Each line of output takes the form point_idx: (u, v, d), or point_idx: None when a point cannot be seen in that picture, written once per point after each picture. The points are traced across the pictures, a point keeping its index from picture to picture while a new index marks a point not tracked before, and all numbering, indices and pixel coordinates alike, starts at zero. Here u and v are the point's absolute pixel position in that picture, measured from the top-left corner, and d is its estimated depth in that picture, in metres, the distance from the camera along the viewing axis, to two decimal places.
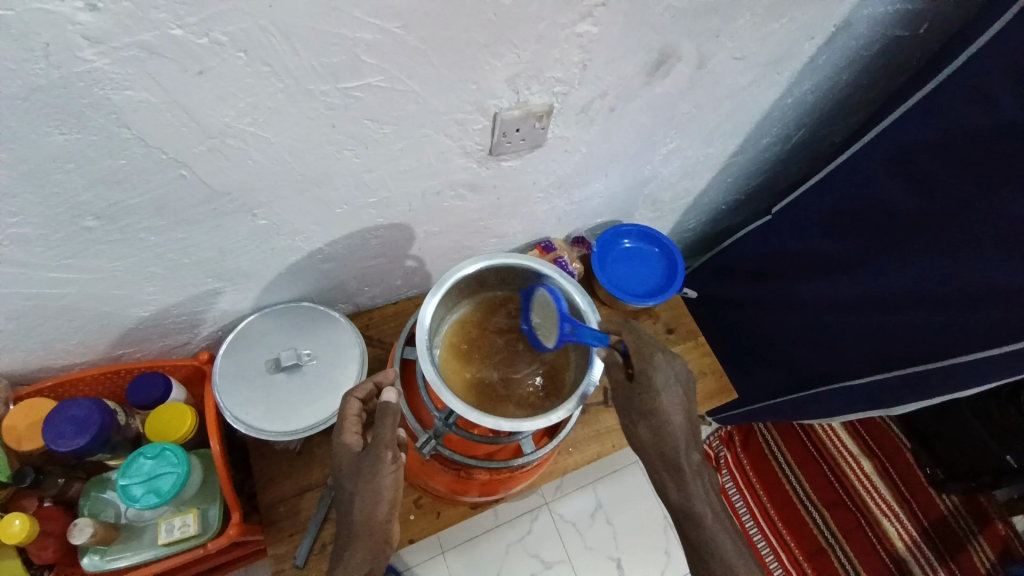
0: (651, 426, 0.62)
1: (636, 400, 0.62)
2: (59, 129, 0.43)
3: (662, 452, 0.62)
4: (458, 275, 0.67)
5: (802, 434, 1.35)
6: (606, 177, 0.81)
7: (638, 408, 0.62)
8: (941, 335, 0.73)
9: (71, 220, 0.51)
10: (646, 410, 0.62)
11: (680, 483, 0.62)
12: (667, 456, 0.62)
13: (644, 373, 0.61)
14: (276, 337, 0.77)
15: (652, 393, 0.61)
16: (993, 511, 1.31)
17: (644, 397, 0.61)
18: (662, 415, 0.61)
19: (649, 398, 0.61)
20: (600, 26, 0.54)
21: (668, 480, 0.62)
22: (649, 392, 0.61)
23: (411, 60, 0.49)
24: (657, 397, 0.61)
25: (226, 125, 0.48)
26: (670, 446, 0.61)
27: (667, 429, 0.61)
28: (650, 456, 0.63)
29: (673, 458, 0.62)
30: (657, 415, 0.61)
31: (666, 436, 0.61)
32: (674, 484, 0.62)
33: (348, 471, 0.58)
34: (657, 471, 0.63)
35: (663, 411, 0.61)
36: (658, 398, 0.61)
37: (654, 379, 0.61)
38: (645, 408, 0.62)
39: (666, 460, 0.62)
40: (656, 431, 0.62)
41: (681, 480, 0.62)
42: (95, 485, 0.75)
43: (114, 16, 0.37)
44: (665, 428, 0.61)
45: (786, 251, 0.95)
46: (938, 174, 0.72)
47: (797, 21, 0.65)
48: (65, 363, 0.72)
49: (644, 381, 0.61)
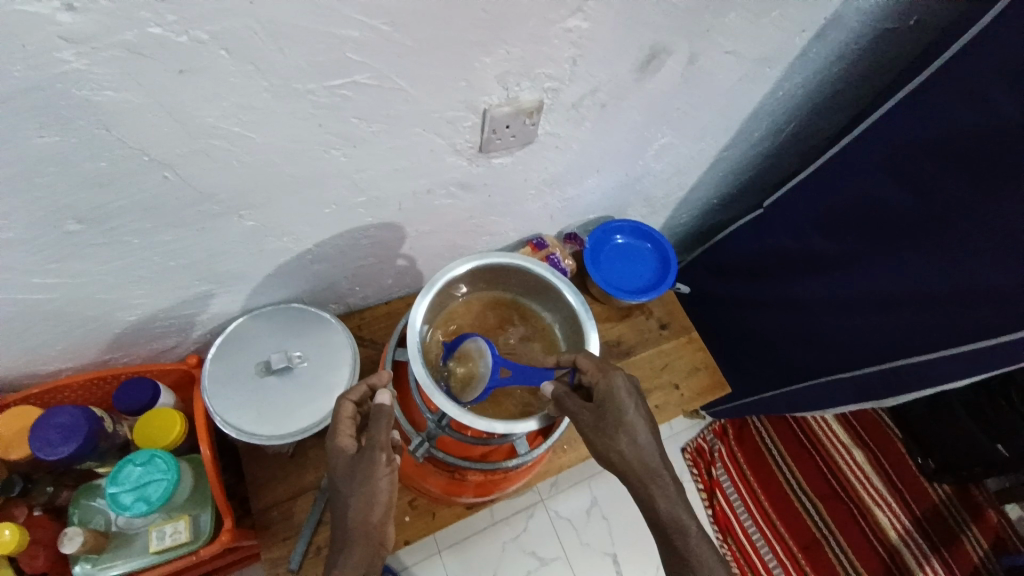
0: (627, 439, 0.58)
1: (605, 417, 0.58)
2: (38, 132, 0.42)
3: (643, 466, 0.57)
4: (449, 275, 0.66)
5: (795, 426, 1.36)
6: (598, 173, 0.81)
7: (610, 426, 0.58)
8: (934, 327, 0.74)
9: (52, 224, 0.50)
10: (620, 425, 0.58)
11: (665, 491, 0.57)
12: (650, 468, 0.57)
13: (609, 389, 0.59)
14: (267, 339, 0.76)
15: (622, 405, 0.58)
16: (983, 501, 1.33)
17: (615, 411, 0.58)
18: (637, 427, 0.58)
19: (621, 410, 0.58)
20: (591, 21, 0.54)
21: (655, 491, 0.57)
22: (619, 406, 0.58)
23: (400, 57, 0.48)
24: (627, 410, 0.58)
25: (211, 125, 0.47)
26: (649, 456, 0.58)
27: (644, 439, 0.58)
28: (633, 474, 0.58)
29: (655, 469, 0.58)
30: (632, 425, 0.58)
31: (644, 448, 0.58)
32: (661, 496, 0.57)
33: (343, 473, 0.57)
34: (643, 487, 0.58)
35: (636, 422, 0.58)
36: (628, 410, 0.58)
37: (622, 393, 0.59)
38: (617, 423, 0.58)
39: (649, 473, 0.57)
40: (634, 445, 0.58)
41: (666, 488, 0.58)
42: (84, 493, 0.73)
43: (92, 15, 0.36)
44: (641, 437, 0.58)
45: (778, 246, 0.95)
46: (929, 168, 0.72)
47: (788, 14, 0.64)
48: (51, 369, 0.71)
49: (610, 397, 0.59)
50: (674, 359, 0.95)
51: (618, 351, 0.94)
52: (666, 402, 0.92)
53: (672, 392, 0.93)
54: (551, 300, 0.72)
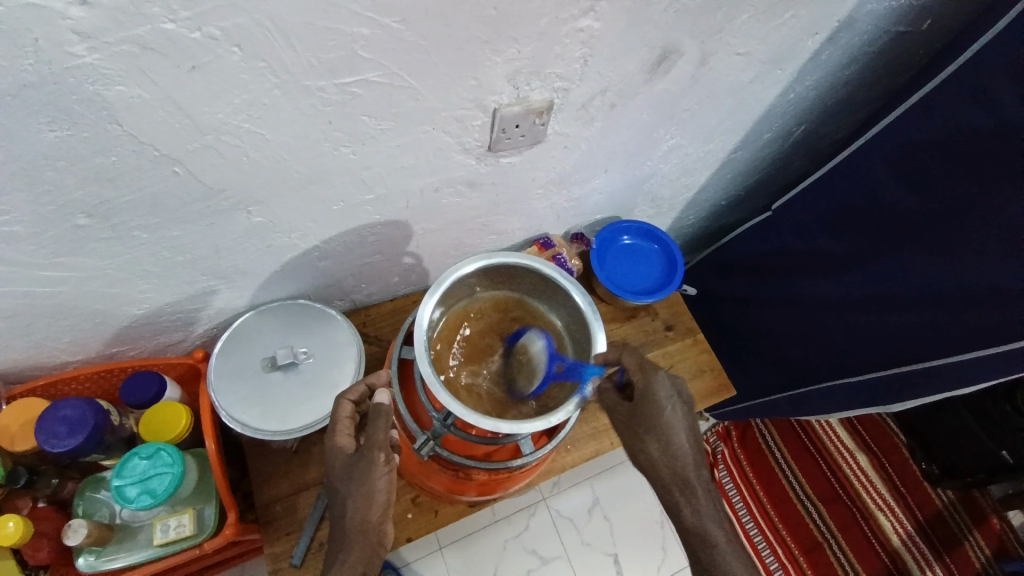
0: (659, 442, 0.60)
1: (641, 419, 0.61)
2: (48, 127, 0.42)
3: (672, 469, 0.61)
4: (456, 274, 0.66)
5: (798, 430, 1.35)
6: (606, 173, 0.81)
7: (645, 428, 0.61)
8: (940, 334, 0.73)
9: (61, 218, 0.50)
10: (654, 428, 0.60)
11: (691, 498, 0.61)
12: (678, 472, 0.61)
13: (647, 390, 0.60)
14: (272, 334, 0.77)
15: (659, 408, 0.60)
16: (987, 507, 1.33)
17: (651, 415, 0.60)
18: (671, 431, 0.60)
19: (656, 413, 0.60)
20: (601, 21, 0.53)
21: (680, 495, 0.61)
22: (654, 408, 0.60)
23: (410, 56, 0.48)
24: (662, 414, 0.60)
25: (221, 121, 0.47)
26: (680, 461, 0.61)
27: (676, 443, 0.60)
28: (661, 474, 0.61)
29: (684, 474, 0.61)
30: (666, 429, 0.60)
31: (675, 453, 0.60)
32: (686, 501, 0.61)
33: (341, 472, 0.57)
34: (670, 490, 0.61)
35: (671, 427, 0.60)
36: (665, 413, 0.60)
37: (659, 396, 0.60)
38: (652, 426, 0.60)
39: (677, 476, 0.61)
40: (665, 448, 0.60)
41: (692, 495, 0.61)
42: (90, 485, 0.74)
43: (104, 11, 0.36)
44: (674, 442, 0.60)
45: (785, 248, 0.95)
46: (940, 173, 0.71)
47: (800, 16, 0.64)
48: (57, 362, 0.71)
49: (648, 399, 0.60)
50: (679, 361, 0.95)
51: None
52: None
53: None
54: (559, 302, 0.72)
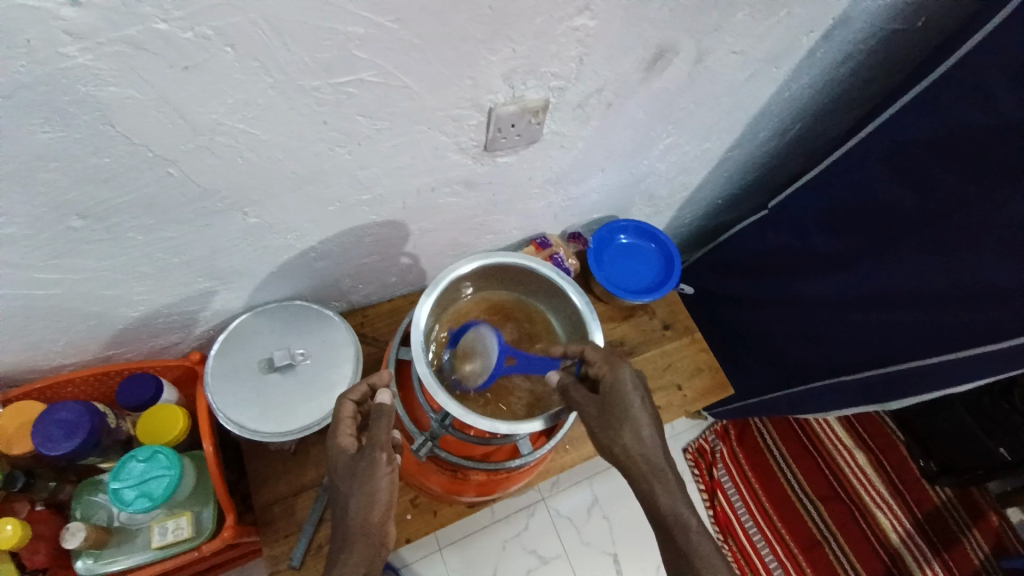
0: (632, 431, 0.59)
1: (610, 409, 0.59)
2: (41, 128, 0.42)
3: (646, 458, 0.59)
4: (453, 274, 0.66)
5: (797, 428, 1.35)
6: (602, 172, 0.80)
7: (616, 418, 0.59)
8: (937, 330, 0.73)
9: (55, 219, 0.50)
10: (625, 418, 0.59)
11: (666, 488, 0.59)
12: (652, 460, 0.59)
13: (616, 381, 0.60)
14: (270, 336, 0.76)
15: (627, 398, 0.60)
16: (985, 504, 1.33)
17: (621, 404, 0.59)
18: (641, 420, 0.59)
19: (627, 402, 0.59)
20: (597, 20, 0.53)
21: (656, 486, 0.59)
22: (624, 397, 0.60)
23: (405, 55, 0.48)
24: (632, 403, 0.60)
25: (215, 121, 0.47)
26: (652, 449, 0.59)
27: (647, 432, 0.59)
28: (636, 467, 0.59)
29: (657, 462, 0.59)
30: (636, 418, 0.59)
31: (647, 443, 0.59)
32: (661, 489, 0.59)
33: (343, 472, 0.57)
34: (644, 481, 0.59)
35: (640, 416, 0.60)
36: (634, 402, 0.60)
37: (628, 384, 0.60)
38: (622, 416, 0.59)
39: (651, 465, 0.59)
40: (638, 438, 0.59)
41: (667, 483, 0.59)
42: (86, 488, 0.74)
43: (97, 11, 0.36)
44: (645, 431, 0.59)
45: (782, 246, 0.95)
46: (936, 170, 0.72)
47: (795, 14, 0.64)
48: (53, 364, 0.70)
49: (617, 389, 0.60)
50: (677, 359, 0.95)
51: (621, 351, 0.94)
52: (669, 403, 0.92)
53: (676, 392, 0.92)
54: (557, 301, 0.72)
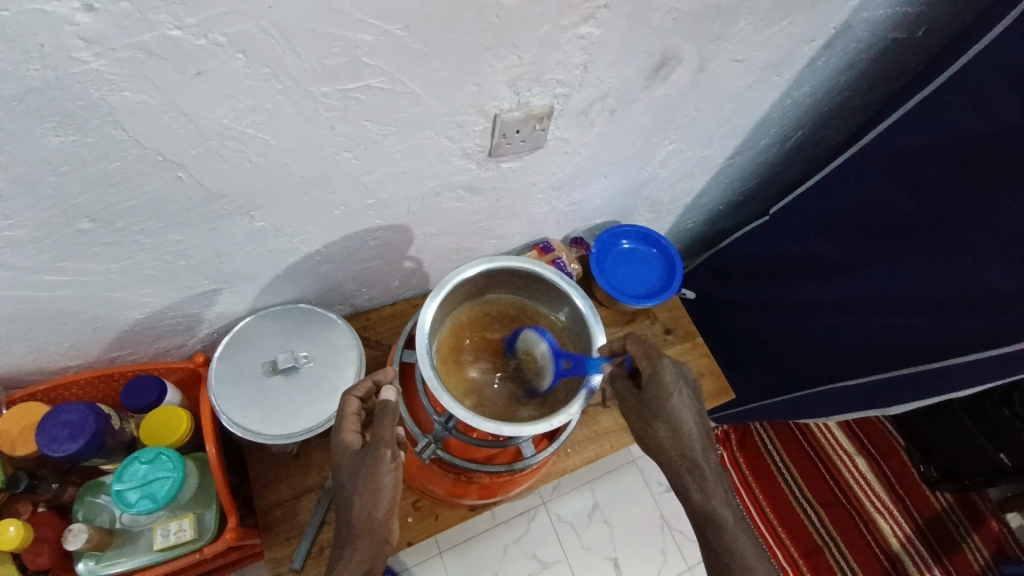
0: (667, 427, 0.61)
1: (647, 405, 0.62)
2: (53, 132, 0.42)
3: (682, 454, 0.61)
4: (458, 277, 0.67)
5: (797, 433, 1.36)
6: (605, 178, 0.81)
7: (651, 412, 0.61)
8: (937, 338, 0.73)
9: (64, 222, 0.50)
10: (661, 413, 0.61)
11: (701, 483, 0.61)
12: (688, 456, 0.61)
13: (654, 375, 0.61)
14: (273, 338, 0.77)
15: (664, 392, 0.61)
16: (987, 510, 1.33)
17: (657, 398, 0.61)
18: (677, 416, 0.61)
19: (662, 399, 0.61)
20: (602, 28, 0.54)
21: (690, 481, 0.61)
22: (660, 393, 0.61)
23: (412, 61, 0.49)
24: (668, 399, 0.61)
25: (224, 126, 0.48)
26: (689, 446, 0.61)
27: (683, 429, 0.61)
28: (670, 461, 0.62)
29: (693, 457, 0.61)
30: (671, 416, 0.61)
31: (683, 436, 0.61)
32: (696, 486, 0.61)
33: (347, 470, 0.57)
34: (679, 475, 0.62)
35: (678, 411, 0.61)
36: (671, 397, 0.61)
37: (666, 379, 0.61)
38: (657, 412, 0.61)
39: (686, 460, 0.61)
40: (673, 433, 0.61)
41: (702, 479, 0.61)
42: (89, 489, 0.74)
43: (109, 17, 0.37)
44: (681, 427, 0.61)
45: (784, 253, 0.96)
46: (934, 178, 0.72)
47: (797, 24, 0.65)
48: (58, 366, 0.71)
49: (654, 384, 0.61)
50: None
51: None
52: None
53: None
54: (559, 304, 0.72)
